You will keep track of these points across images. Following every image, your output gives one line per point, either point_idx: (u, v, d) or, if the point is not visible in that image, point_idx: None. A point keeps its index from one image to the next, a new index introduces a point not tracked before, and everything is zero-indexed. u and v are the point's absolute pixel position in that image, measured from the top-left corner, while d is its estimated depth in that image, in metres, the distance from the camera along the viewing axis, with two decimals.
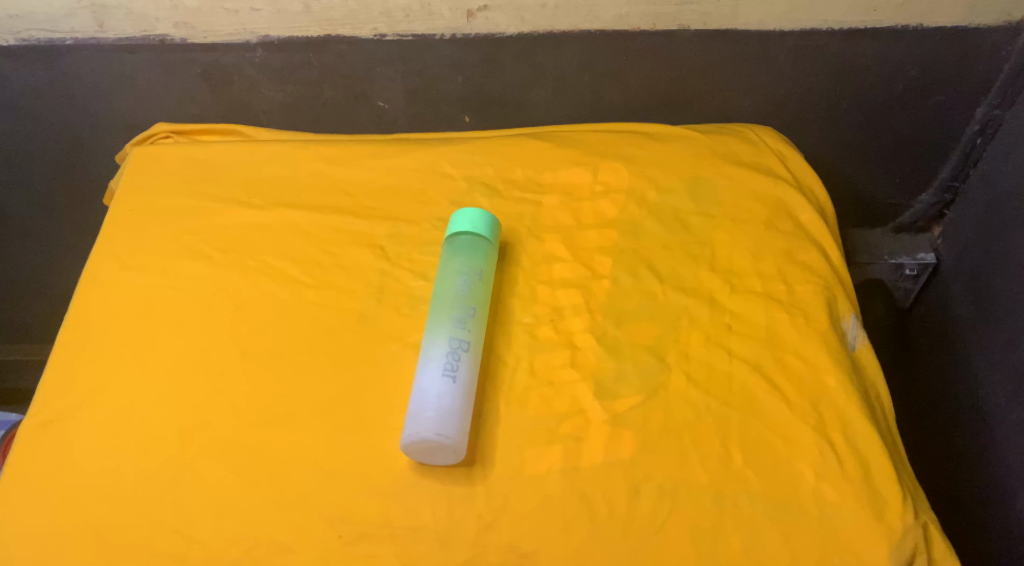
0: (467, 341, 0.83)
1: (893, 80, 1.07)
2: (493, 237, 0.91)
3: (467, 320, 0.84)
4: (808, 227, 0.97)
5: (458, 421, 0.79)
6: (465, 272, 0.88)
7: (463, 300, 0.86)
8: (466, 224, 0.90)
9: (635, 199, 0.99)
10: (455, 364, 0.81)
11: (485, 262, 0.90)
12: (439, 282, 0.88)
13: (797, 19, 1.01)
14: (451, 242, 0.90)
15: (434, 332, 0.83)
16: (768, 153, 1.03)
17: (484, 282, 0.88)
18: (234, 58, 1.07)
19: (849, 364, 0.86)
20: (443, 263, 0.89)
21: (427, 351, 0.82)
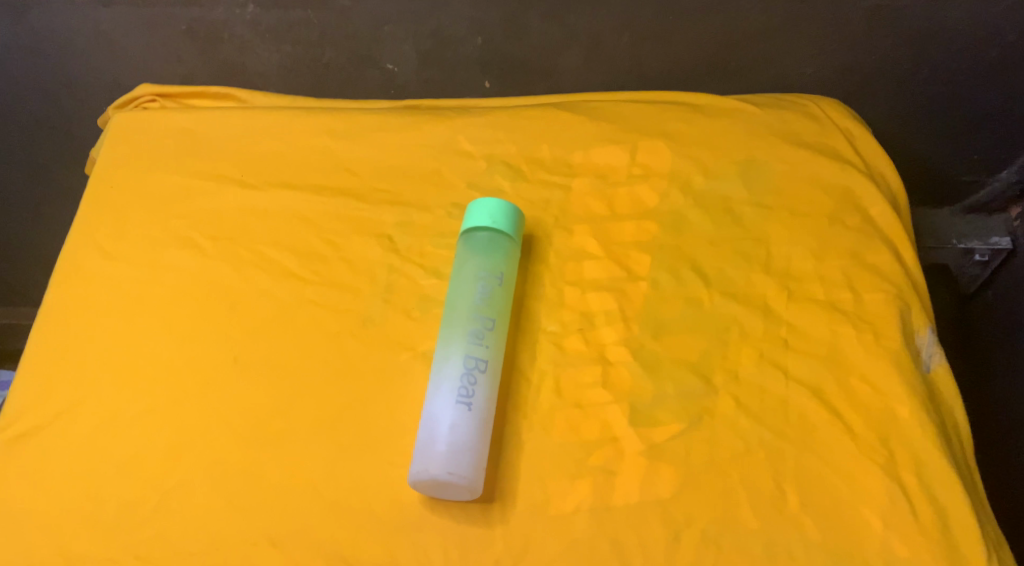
0: (485, 360, 0.72)
1: (982, 48, 0.92)
2: (515, 233, 0.79)
3: (485, 333, 0.74)
4: (878, 222, 0.85)
5: (472, 456, 0.69)
6: (483, 275, 0.76)
7: (480, 310, 0.74)
8: (484, 217, 0.78)
9: (678, 185, 0.87)
10: (470, 387, 0.71)
11: (507, 263, 0.78)
12: (452, 285, 0.76)
13: None
14: (466, 238, 0.79)
15: (447, 348, 0.73)
16: (834, 132, 0.90)
17: (505, 287, 0.77)
18: (222, 14, 0.94)
19: (924, 388, 0.75)
20: (457, 263, 0.78)
21: (438, 370, 0.72)
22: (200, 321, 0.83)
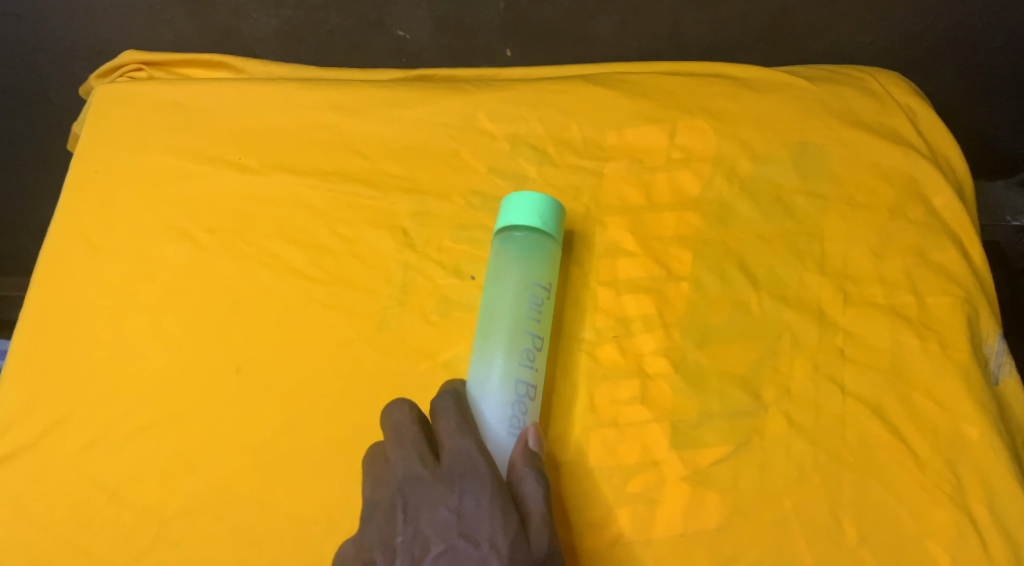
0: (535, 384, 0.66)
1: None
2: (558, 233, 0.70)
3: (534, 354, 0.66)
4: (944, 212, 0.76)
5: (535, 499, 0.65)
6: (531, 285, 0.68)
7: (530, 327, 0.67)
8: (529, 216, 0.68)
9: (723, 170, 0.79)
10: (522, 418, 0.64)
11: (550, 269, 0.70)
12: (495, 294, 0.67)
13: None
14: (506, 237, 0.69)
15: (496, 372, 0.65)
16: (896, 110, 0.81)
17: (550, 297, 0.69)
18: None
19: (995, 406, 0.68)
20: (497, 267, 0.68)
21: (487, 397, 0.64)
22: (199, 324, 0.76)
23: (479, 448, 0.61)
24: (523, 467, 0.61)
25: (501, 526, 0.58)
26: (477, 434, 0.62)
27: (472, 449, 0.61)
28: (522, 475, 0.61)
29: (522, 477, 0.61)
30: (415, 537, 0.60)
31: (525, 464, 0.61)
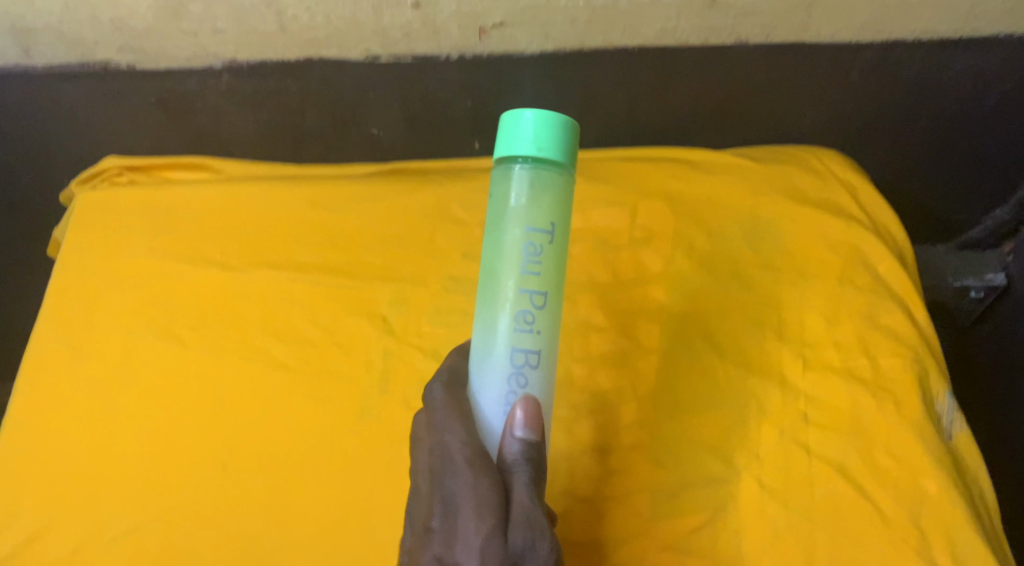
0: (536, 352, 0.57)
1: (982, 95, 0.88)
2: (566, 162, 0.57)
3: (531, 317, 0.57)
4: (888, 278, 0.82)
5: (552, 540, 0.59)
6: (527, 232, 0.57)
7: (525, 283, 0.57)
8: (524, 143, 0.56)
9: (682, 247, 0.84)
10: (520, 390, 0.57)
11: (555, 213, 0.57)
12: (486, 240, 0.58)
13: (878, 29, 0.84)
14: (501, 169, 0.58)
15: (486, 324, 0.57)
16: (836, 185, 0.87)
17: (558, 243, 0.58)
18: (195, 85, 0.89)
19: (950, 458, 0.73)
20: (494, 212, 0.58)
21: (480, 356, 0.58)
22: (186, 420, 0.78)
23: (473, 444, 0.57)
24: (513, 465, 0.56)
25: (474, 529, 0.55)
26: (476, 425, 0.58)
27: (454, 450, 0.57)
28: (511, 471, 0.56)
29: (512, 475, 0.56)
30: (415, 544, 0.59)
31: (517, 460, 0.56)
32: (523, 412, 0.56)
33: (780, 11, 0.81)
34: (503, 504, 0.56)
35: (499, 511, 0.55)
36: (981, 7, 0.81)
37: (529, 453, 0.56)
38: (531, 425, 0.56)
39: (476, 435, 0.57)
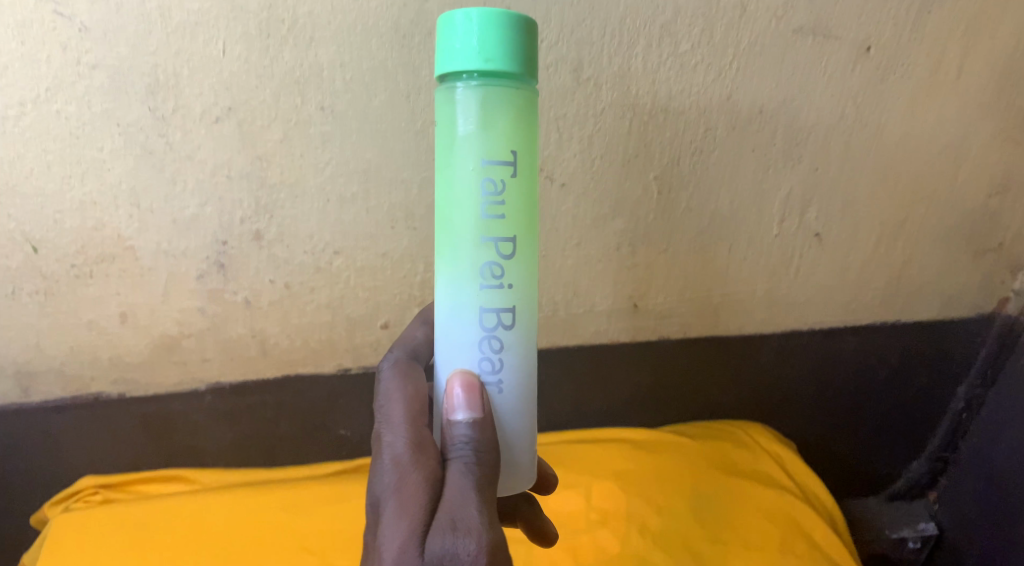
0: (507, 258, 0.53)
1: (873, 370, 0.94)
2: (521, 41, 0.51)
3: (500, 268, 0.53)
4: (826, 544, 0.84)
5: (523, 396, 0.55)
6: (484, 167, 0.52)
7: (487, 191, 0.52)
8: (472, 57, 0.50)
9: (636, 526, 0.82)
10: (497, 357, 0.54)
11: (516, 120, 0.52)
12: (436, 178, 0.53)
13: (776, 322, 0.90)
14: (448, 87, 0.52)
15: (451, 299, 0.53)
16: (762, 453, 0.91)
17: (522, 170, 0.52)
18: (179, 405, 0.83)
19: None
20: (442, 126, 0.52)
21: (447, 319, 0.54)
22: None
23: (405, 442, 0.54)
24: (453, 450, 0.53)
25: (400, 533, 0.51)
26: (414, 408, 0.57)
27: (400, 448, 0.54)
28: (448, 462, 0.53)
29: (447, 461, 0.53)
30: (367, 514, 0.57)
31: (454, 444, 0.53)
32: (459, 385, 0.53)
33: (695, 309, 0.87)
34: (431, 503, 0.52)
35: (424, 512, 0.52)
36: (856, 303, 0.89)
37: (470, 431, 0.53)
38: (471, 403, 0.53)
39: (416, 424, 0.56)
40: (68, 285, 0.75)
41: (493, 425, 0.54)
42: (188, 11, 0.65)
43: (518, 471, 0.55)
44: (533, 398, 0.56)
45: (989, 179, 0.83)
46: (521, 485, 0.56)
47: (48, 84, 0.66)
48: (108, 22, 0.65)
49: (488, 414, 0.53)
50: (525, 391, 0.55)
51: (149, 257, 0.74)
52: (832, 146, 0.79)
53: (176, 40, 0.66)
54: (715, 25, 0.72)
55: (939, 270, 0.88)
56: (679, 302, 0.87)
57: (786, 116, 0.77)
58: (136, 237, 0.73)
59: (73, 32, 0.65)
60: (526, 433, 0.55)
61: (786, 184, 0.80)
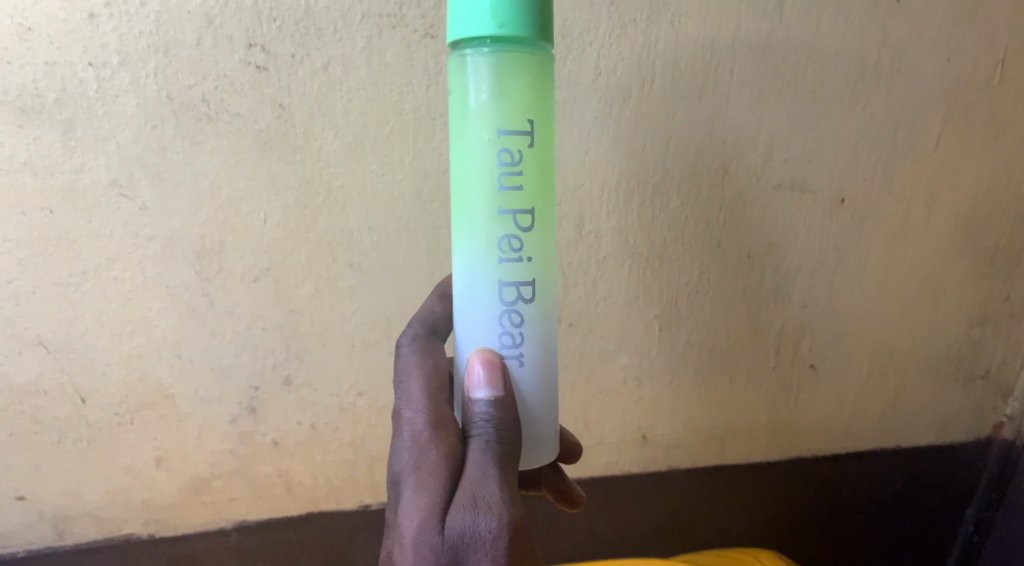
0: (525, 229, 0.57)
1: (878, 494, 0.92)
2: (531, 1, 0.54)
3: (519, 241, 0.57)
4: None
5: (541, 366, 0.59)
6: (499, 137, 0.55)
7: (504, 162, 0.56)
8: (484, 25, 0.54)
9: None
10: (517, 330, 0.58)
11: (528, 87, 0.55)
12: (454, 146, 0.57)
13: (782, 449, 0.88)
14: (462, 54, 0.55)
15: (471, 269, 0.57)
16: None
17: (536, 137, 0.56)
18: (205, 544, 0.84)
19: None
20: (458, 94, 0.56)
21: (469, 288, 0.58)
22: None
23: (424, 418, 0.59)
24: (473, 429, 0.57)
25: (421, 503, 0.56)
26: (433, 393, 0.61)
27: (419, 426, 0.59)
28: (470, 439, 0.57)
29: (468, 438, 0.57)
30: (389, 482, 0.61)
31: (474, 421, 0.57)
32: (479, 363, 0.57)
33: (701, 438, 0.87)
34: (453, 478, 0.56)
35: (444, 489, 0.56)
36: (856, 428, 0.88)
37: (489, 409, 0.56)
38: (491, 379, 0.57)
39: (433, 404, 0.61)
40: (110, 432, 0.78)
41: (513, 403, 0.57)
42: (236, 189, 0.70)
43: (538, 445, 0.59)
44: (551, 372, 0.59)
45: (969, 312, 0.84)
46: (543, 457, 0.60)
47: (108, 254, 0.71)
48: (167, 201, 0.70)
49: (507, 392, 0.57)
50: (543, 365, 0.59)
51: (187, 402, 0.78)
52: (816, 286, 0.81)
53: (223, 212, 0.71)
54: (701, 182, 0.75)
55: (932, 399, 0.87)
56: (685, 433, 0.86)
57: (773, 259, 0.79)
58: (176, 385, 0.77)
59: (135, 210, 0.70)
60: (545, 407, 0.59)
61: (778, 320, 0.82)
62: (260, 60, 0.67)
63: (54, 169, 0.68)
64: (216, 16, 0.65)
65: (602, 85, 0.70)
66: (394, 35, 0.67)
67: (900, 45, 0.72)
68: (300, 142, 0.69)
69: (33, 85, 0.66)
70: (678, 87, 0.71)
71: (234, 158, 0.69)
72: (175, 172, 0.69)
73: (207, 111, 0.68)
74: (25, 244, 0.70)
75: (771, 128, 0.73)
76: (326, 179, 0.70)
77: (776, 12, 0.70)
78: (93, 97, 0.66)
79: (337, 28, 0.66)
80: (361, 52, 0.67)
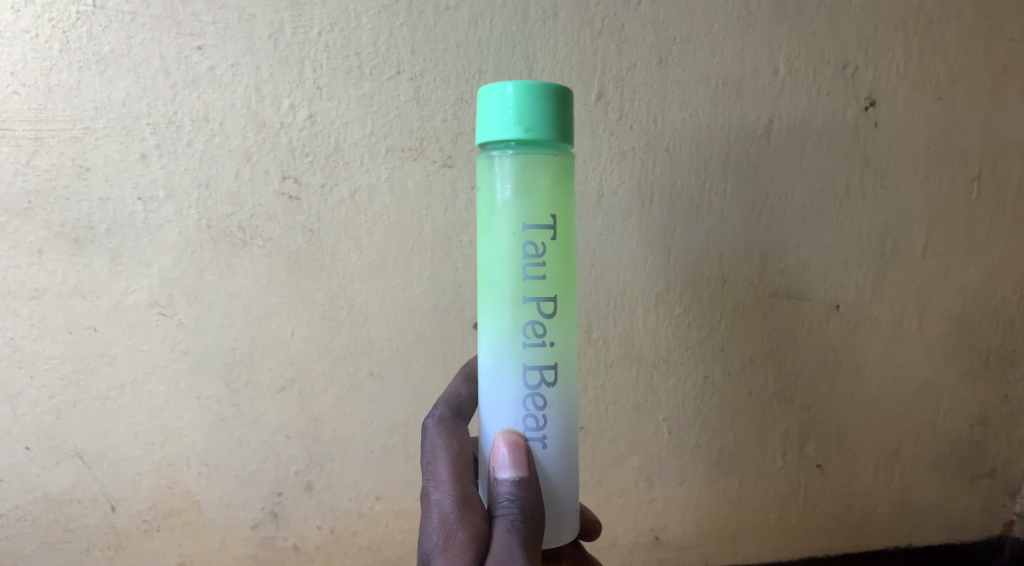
0: (548, 316, 0.60)
1: None
2: (552, 104, 0.58)
3: (542, 327, 0.60)
4: None
5: (563, 447, 0.62)
6: (523, 230, 0.59)
7: (529, 254, 0.60)
8: (510, 128, 0.58)
9: None
10: (541, 412, 0.61)
11: (551, 183, 0.59)
12: (481, 237, 0.61)
13: (793, 548, 0.85)
14: (490, 153, 0.60)
15: (497, 352, 0.61)
16: None
17: (558, 230, 0.60)
18: None
19: None
20: (486, 190, 0.60)
21: (495, 373, 0.61)
22: None
23: (450, 499, 0.63)
24: (498, 508, 0.60)
25: None
26: (459, 475, 0.65)
27: (446, 506, 0.63)
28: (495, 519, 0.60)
29: (493, 518, 0.60)
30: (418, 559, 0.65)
31: (498, 501, 0.60)
32: (504, 445, 0.60)
33: (713, 538, 0.85)
34: (479, 557, 0.60)
35: None
36: (868, 528, 0.85)
37: (513, 489, 0.60)
38: (515, 460, 0.60)
39: (459, 484, 0.64)
40: (138, 539, 0.80)
41: (536, 483, 0.61)
42: (267, 305, 0.75)
43: (559, 524, 0.62)
44: (572, 453, 0.62)
45: (969, 411, 0.82)
46: (564, 536, 0.63)
47: (144, 368, 0.76)
48: (202, 318, 0.75)
49: (530, 473, 0.60)
50: (565, 445, 0.62)
51: (212, 508, 0.80)
52: (818, 388, 0.81)
53: (254, 327, 0.76)
54: (701, 290, 0.78)
55: (940, 497, 0.84)
56: (700, 534, 0.84)
57: (774, 363, 0.80)
58: (202, 492, 0.79)
59: (172, 326, 0.75)
60: (566, 487, 0.62)
61: (783, 422, 0.82)
62: (293, 191, 0.73)
63: (101, 291, 0.74)
64: (254, 153, 0.72)
65: (605, 206, 0.76)
66: (415, 167, 0.73)
67: (880, 165, 0.76)
68: (327, 262, 0.74)
69: (88, 218, 0.73)
70: (675, 206, 0.76)
71: (266, 278, 0.74)
72: (211, 292, 0.75)
73: (243, 236, 0.74)
74: (71, 361, 0.76)
75: (765, 241, 0.77)
76: (350, 294, 0.75)
77: (764, 138, 0.75)
78: (141, 228, 0.73)
79: (364, 161, 0.73)
80: (385, 181, 0.73)
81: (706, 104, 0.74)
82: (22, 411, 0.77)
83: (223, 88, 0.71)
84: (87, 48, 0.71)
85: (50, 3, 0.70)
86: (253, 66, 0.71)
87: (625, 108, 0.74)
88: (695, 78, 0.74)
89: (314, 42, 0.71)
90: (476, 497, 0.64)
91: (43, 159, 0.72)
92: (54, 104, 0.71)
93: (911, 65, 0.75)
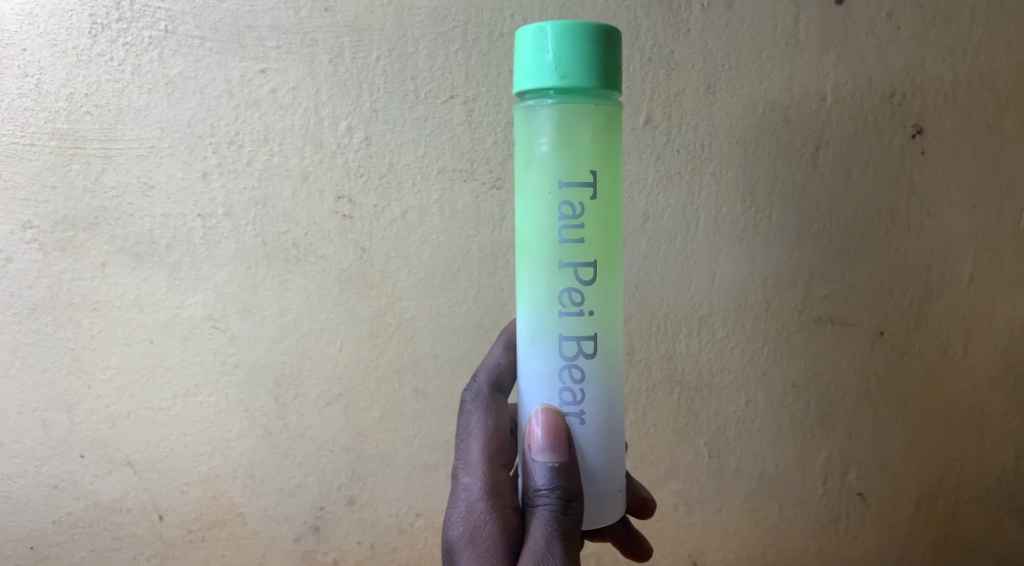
0: (586, 281, 0.59)
1: None
2: (592, 48, 0.56)
3: (580, 295, 0.59)
4: None
5: (603, 423, 0.61)
6: (561, 189, 0.58)
7: (565, 214, 0.58)
8: (548, 76, 0.56)
9: None
10: (578, 386, 0.60)
11: (591, 136, 0.58)
12: (518, 196, 0.60)
13: None
14: (527, 103, 0.58)
15: (534, 318, 0.60)
16: None
17: (598, 190, 0.59)
18: None
19: None
20: (523, 145, 0.59)
21: (532, 341, 0.60)
22: None
23: (481, 484, 0.64)
24: (535, 497, 0.60)
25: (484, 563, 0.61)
26: (492, 461, 0.66)
27: (474, 491, 0.64)
28: (533, 508, 0.60)
29: (531, 507, 0.60)
30: None
31: (536, 489, 0.60)
32: (541, 423, 0.60)
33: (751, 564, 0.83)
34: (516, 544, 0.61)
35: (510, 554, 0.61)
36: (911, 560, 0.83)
37: (550, 476, 0.59)
38: (551, 441, 0.59)
39: (492, 471, 0.65)
40: (183, 549, 0.81)
41: (574, 465, 0.60)
42: (317, 321, 0.77)
43: (603, 505, 0.62)
44: (611, 429, 0.61)
45: (1016, 442, 0.81)
46: (609, 515, 0.62)
47: (197, 380, 0.78)
48: (254, 332, 0.77)
49: (568, 455, 0.60)
50: (604, 421, 0.61)
51: (257, 521, 0.81)
52: (862, 415, 0.80)
53: (303, 343, 0.77)
54: (744, 315, 0.78)
55: (984, 530, 0.83)
56: (738, 560, 0.83)
57: (817, 389, 0.80)
58: (246, 504, 0.80)
59: (224, 340, 0.77)
60: (606, 467, 0.61)
61: (825, 448, 0.81)
62: (347, 210, 0.75)
63: (158, 304, 0.77)
64: (311, 172, 0.74)
65: (650, 229, 0.77)
66: (465, 187, 0.74)
67: (927, 195, 0.77)
68: (376, 279, 0.76)
69: (149, 233, 0.76)
70: (720, 230, 0.77)
71: (317, 294, 0.76)
72: (263, 307, 0.77)
73: (297, 254, 0.75)
74: (128, 372, 0.78)
75: (811, 265, 0.77)
76: (398, 312, 0.77)
77: (811, 165, 0.76)
78: (199, 243, 0.76)
79: (415, 182, 0.74)
80: (435, 202, 0.75)
81: (754, 130, 0.75)
82: (78, 420, 0.79)
83: (284, 109, 0.74)
84: (156, 71, 0.74)
85: (126, 28, 0.73)
86: (314, 89, 0.73)
87: (673, 133, 0.75)
88: (742, 105, 0.75)
89: (373, 66, 0.73)
90: (506, 483, 0.65)
91: (110, 175, 0.75)
92: (123, 124, 0.74)
93: (959, 93, 0.75)
